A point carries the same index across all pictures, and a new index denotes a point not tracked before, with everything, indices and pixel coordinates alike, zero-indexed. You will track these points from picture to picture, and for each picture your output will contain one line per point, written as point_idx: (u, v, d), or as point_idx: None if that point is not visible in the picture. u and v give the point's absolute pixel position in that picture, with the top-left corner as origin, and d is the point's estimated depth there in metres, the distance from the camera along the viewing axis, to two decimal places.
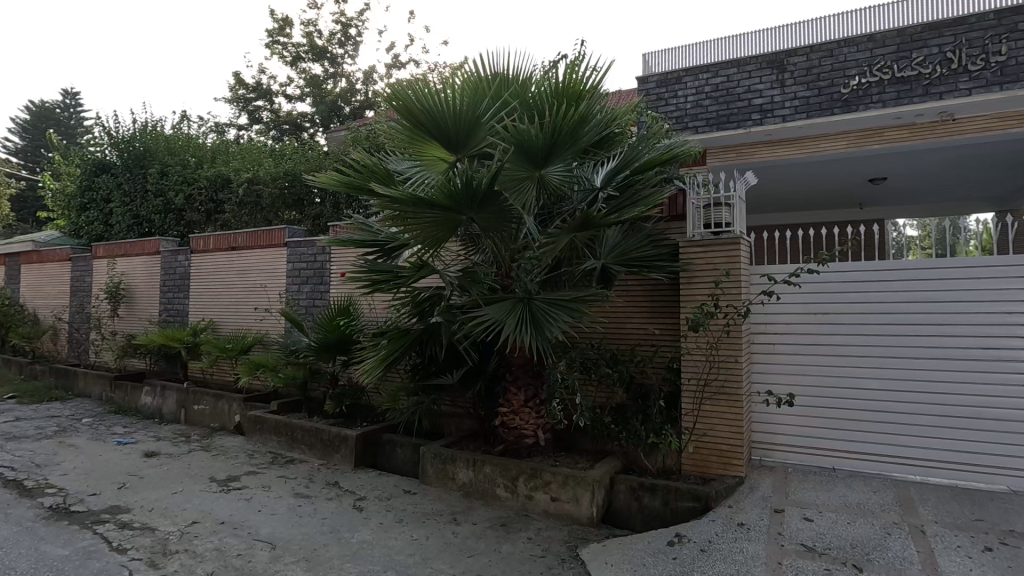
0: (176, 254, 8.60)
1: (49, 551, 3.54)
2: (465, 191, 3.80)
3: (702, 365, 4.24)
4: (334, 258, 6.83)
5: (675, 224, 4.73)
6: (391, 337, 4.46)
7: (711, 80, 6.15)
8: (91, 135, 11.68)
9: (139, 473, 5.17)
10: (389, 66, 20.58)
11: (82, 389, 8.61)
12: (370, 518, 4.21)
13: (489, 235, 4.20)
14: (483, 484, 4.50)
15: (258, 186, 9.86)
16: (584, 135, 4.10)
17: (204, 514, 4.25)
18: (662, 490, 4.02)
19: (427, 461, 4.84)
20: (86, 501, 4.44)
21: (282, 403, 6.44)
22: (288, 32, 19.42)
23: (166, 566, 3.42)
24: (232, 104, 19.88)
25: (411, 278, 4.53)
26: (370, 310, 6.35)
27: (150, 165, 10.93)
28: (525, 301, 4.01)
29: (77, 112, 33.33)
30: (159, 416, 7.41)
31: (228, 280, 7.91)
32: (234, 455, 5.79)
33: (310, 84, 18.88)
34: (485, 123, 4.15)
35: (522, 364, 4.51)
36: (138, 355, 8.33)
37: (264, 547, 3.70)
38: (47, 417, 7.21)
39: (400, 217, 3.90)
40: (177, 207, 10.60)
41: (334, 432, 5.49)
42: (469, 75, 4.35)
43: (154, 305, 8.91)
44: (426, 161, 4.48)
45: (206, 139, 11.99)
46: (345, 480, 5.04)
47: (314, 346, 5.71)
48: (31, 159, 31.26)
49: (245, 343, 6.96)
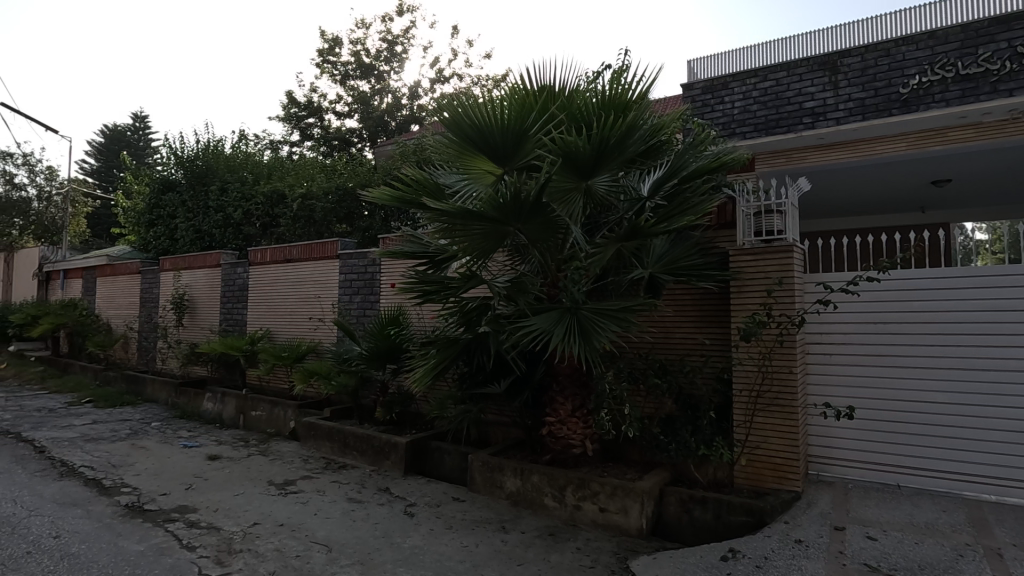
0: (236, 266, 9.05)
1: (126, 547, 3.79)
2: (512, 202, 3.87)
3: (755, 375, 4.15)
4: (384, 269, 7.03)
5: (724, 232, 4.66)
6: (441, 346, 4.55)
7: (759, 84, 6.05)
8: (159, 155, 12.46)
9: (203, 475, 5.45)
10: (433, 81, 21.16)
11: (150, 395, 9.13)
12: (420, 524, 4.30)
13: (537, 246, 4.24)
14: (531, 493, 4.52)
15: (311, 201, 10.29)
16: (631, 144, 4.10)
17: (263, 516, 4.44)
18: (713, 502, 3.94)
19: (475, 469, 4.91)
20: (156, 500, 4.72)
21: (335, 410, 6.65)
22: (337, 51, 20.23)
23: (231, 564, 3.60)
24: (285, 122, 20.81)
25: (460, 288, 4.63)
26: (419, 319, 6.51)
27: (212, 182, 11.57)
28: (573, 310, 4.02)
29: (145, 133, 35.56)
30: (220, 421, 7.78)
31: (284, 291, 8.25)
32: (290, 460, 6.02)
33: (358, 100, 19.60)
34: (532, 135, 4.20)
35: (569, 374, 4.53)
36: (201, 362, 8.78)
37: (321, 549, 3.83)
38: (119, 420, 7.69)
39: (450, 229, 4.01)
40: (236, 222, 11.12)
41: (384, 439, 5.64)
42: (516, 89, 4.42)
43: (215, 315, 9.37)
44: (474, 175, 4.56)
45: (263, 156, 12.60)
46: (395, 486, 5.16)
47: (365, 355, 5.89)
48: (106, 179, 33.51)
49: (299, 351, 7.25)
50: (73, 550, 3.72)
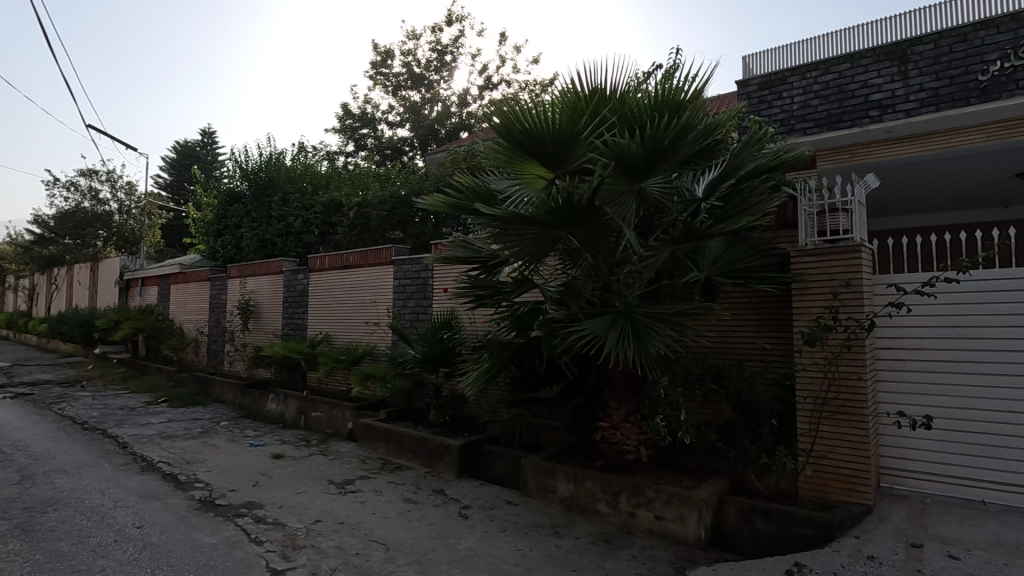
0: (296, 272, 9.45)
1: (200, 539, 4.02)
2: (564, 205, 3.87)
3: (820, 382, 3.96)
4: (437, 275, 7.17)
5: (785, 233, 4.50)
6: (493, 350, 4.58)
7: (821, 78, 5.82)
8: (226, 168, 13.18)
9: (269, 473, 5.71)
10: (481, 88, 21.49)
11: (218, 396, 9.65)
12: (474, 526, 4.35)
13: (589, 250, 4.22)
14: (584, 498, 4.49)
15: (366, 209, 10.64)
16: (686, 145, 4.03)
17: (324, 513, 4.60)
18: (776, 514, 3.79)
19: (528, 473, 4.91)
20: (226, 495, 4.98)
21: (390, 412, 6.82)
22: (389, 63, 20.87)
23: (296, 559, 3.74)
24: (340, 134, 21.62)
25: (512, 293, 4.66)
26: (471, 324, 6.59)
27: (274, 193, 12.14)
28: (626, 314, 3.98)
29: (213, 148, 37.72)
30: (283, 421, 8.13)
31: (341, 296, 8.54)
32: (348, 459, 6.22)
33: (409, 110, 20.15)
34: (584, 138, 4.20)
35: (623, 378, 4.47)
36: (265, 365, 9.20)
37: (379, 548, 3.94)
38: (191, 419, 8.16)
39: (502, 234, 4.04)
40: (296, 230, 11.61)
41: (438, 441, 5.73)
42: (567, 94, 4.43)
43: (277, 319, 9.81)
44: (525, 180, 4.59)
45: (320, 167, 13.12)
46: (449, 488, 5.24)
47: (419, 358, 6.01)
48: (178, 193, 35.75)
49: (356, 354, 7.49)
50: (154, 540, 3.98)
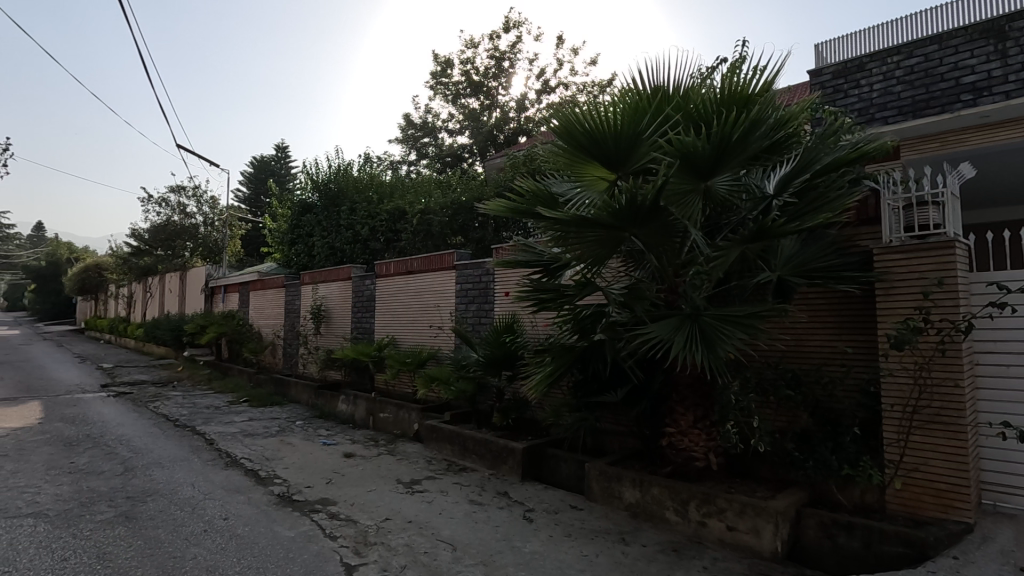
0: (364, 278, 9.82)
1: (280, 532, 4.25)
2: (627, 206, 3.81)
3: (910, 389, 3.68)
4: (498, 279, 7.24)
5: (865, 229, 4.23)
6: (557, 354, 4.57)
7: (905, 62, 5.47)
8: (298, 181, 13.91)
9: (341, 471, 5.95)
10: (539, 92, 21.58)
11: (294, 396, 10.18)
12: (539, 530, 4.35)
13: (654, 252, 4.13)
14: (651, 506, 4.39)
15: (429, 216, 10.92)
16: (756, 140, 3.87)
17: (393, 512, 4.74)
18: (862, 529, 3.56)
19: (593, 478, 4.86)
20: (303, 492, 5.24)
21: (454, 414, 6.95)
22: (448, 73, 21.34)
23: (368, 555, 3.88)
24: (403, 143, 22.32)
25: (575, 296, 4.65)
26: (533, 327, 6.61)
27: (342, 203, 12.69)
28: (693, 317, 3.87)
29: (286, 162, 39.92)
30: (353, 421, 8.45)
31: (406, 301, 8.80)
32: (415, 460, 6.39)
33: (468, 117, 20.51)
34: (647, 138, 4.12)
35: (690, 383, 4.34)
36: (336, 367, 9.61)
37: (447, 548, 4.02)
38: (270, 418, 8.65)
39: (564, 238, 4.03)
40: (363, 238, 12.08)
41: (501, 444, 5.78)
42: (628, 94, 4.37)
43: (347, 324, 10.23)
44: (587, 182, 4.56)
45: (385, 176, 13.60)
46: (513, 490, 5.27)
47: (482, 362, 6.09)
48: (256, 205, 38.06)
49: (421, 357, 7.68)
50: (239, 531, 4.24)
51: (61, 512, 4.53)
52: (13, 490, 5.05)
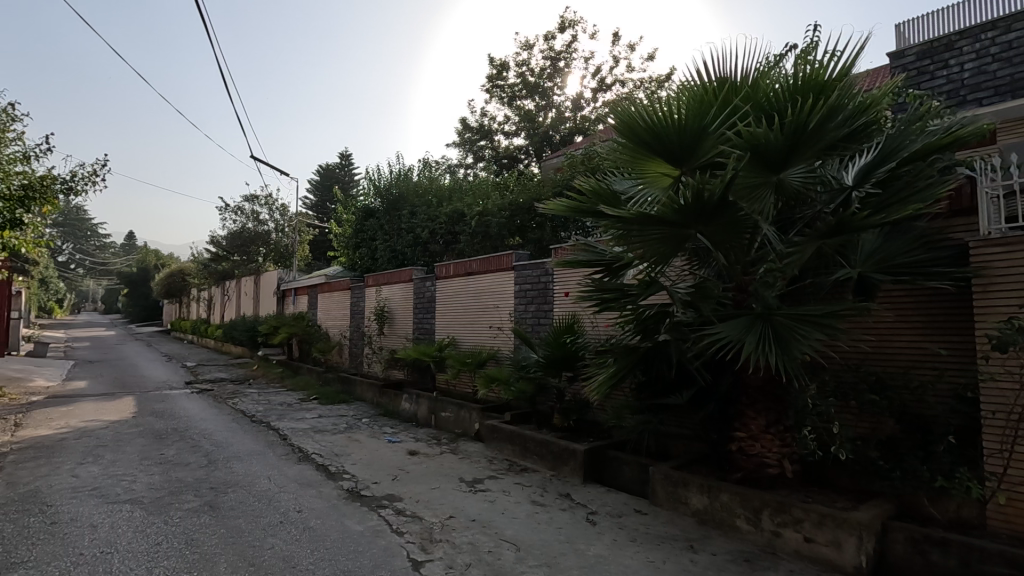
0: (425, 280, 10.02)
1: (350, 526, 4.40)
2: (693, 202, 3.68)
3: (1015, 395, 3.34)
4: (557, 279, 7.21)
5: (959, 220, 3.89)
6: (620, 355, 4.47)
7: (1002, 38, 5.23)
8: (361, 187, 14.40)
9: (405, 468, 6.10)
10: (595, 90, 21.41)
11: (359, 394, 10.54)
12: (603, 533, 4.28)
13: (722, 250, 3.97)
14: (720, 513, 4.23)
15: (487, 217, 11.04)
16: (833, 129, 3.66)
17: (457, 510, 4.81)
18: (958, 546, 3.28)
19: (657, 482, 4.73)
20: (370, 487, 5.40)
21: (515, 414, 6.98)
22: (504, 75, 21.52)
23: (433, 551, 3.95)
24: (460, 147, 22.69)
25: (639, 295, 4.55)
26: (594, 328, 6.53)
27: (404, 207, 13.05)
28: (765, 317, 3.69)
29: (350, 169, 41.56)
30: (415, 420, 8.65)
31: (466, 302, 8.91)
32: (477, 459, 6.45)
33: (524, 118, 20.58)
34: (713, 131, 3.98)
35: (761, 386, 4.16)
36: (399, 366, 9.88)
37: (510, 548, 4.02)
38: (338, 416, 8.99)
39: (626, 236, 3.94)
40: (423, 241, 12.38)
41: (563, 445, 5.74)
42: (694, 87, 4.25)
43: (408, 324, 10.49)
44: (649, 179, 4.44)
45: (443, 179, 13.87)
46: (575, 492, 5.21)
47: (542, 362, 6.07)
48: (322, 212, 39.79)
49: (481, 358, 7.75)
50: (312, 524, 4.42)
51: (154, 500, 4.89)
52: (113, 478, 5.50)
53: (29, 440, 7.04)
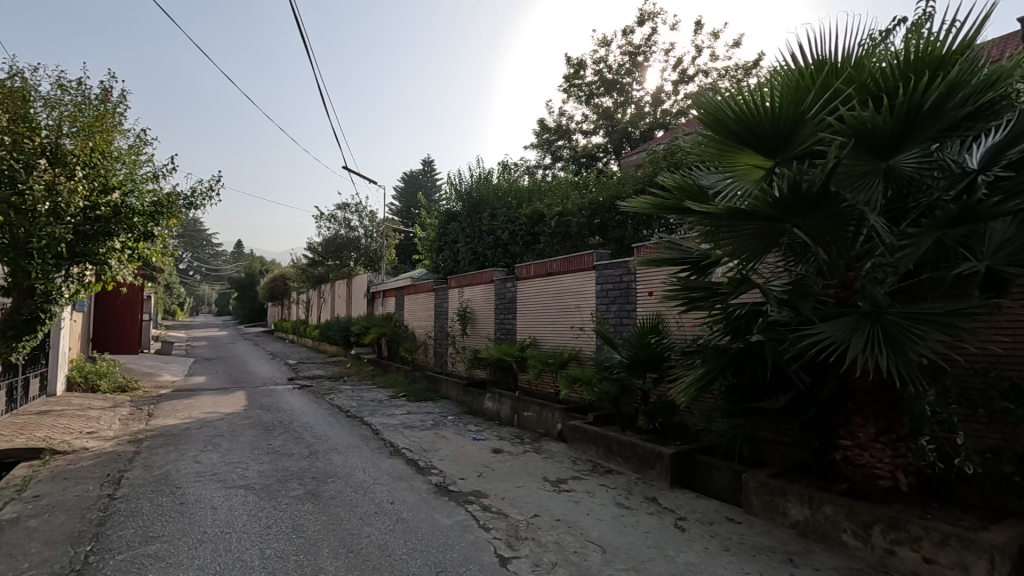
0: (506, 281, 10.16)
1: (439, 519, 4.55)
2: (789, 194, 3.46)
3: None
4: (640, 278, 7.05)
5: None
6: (709, 356, 4.30)
7: None
8: (443, 191, 14.85)
9: (490, 465, 6.22)
10: (677, 83, 20.77)
11: (445, 393, 10.88)
12: (693, 541, 4.13)
13: (824, 244, 3.71)
14: (824, 526, 3.95)
15: (567, 217, 11.02)
16: (952, 107, 3.31)
17: (542, 509, 4.84)
18: None
19: (752, 491, 4.50)
20: (457, 483, 5.56)
21: (598, 416, 6.90)
22: (581, 73, 21.38)
23: (520, 548, 4.00)
24: (538, 148, 22.81)
25: (730, 294, 4.34)
26: (679, 328, 6.32)
27: (484, 209, 13.30)
28: (874, 316, 3.40)
29: (432, 175, 43.04)
30: (499, 419, 8.79)
31: (547, 302, 8.94)
32: (560, 459, 6.45)
33: (603, 116, 20.35)
34: (811, 117, 3.72)
35: (869, 392, 3.85)
36: (482, 366, 10.09)
37: (596, 549, 3.99)
38: (425, 413, 9.33)
39: (714, 232, 3.77)
40: (504, 242, 12.58)
41: (648, 448, 5.60)
42: (790, 73, 4.02)
43: (490, 325, 10.67)
44: (739, 172, 4.23)
45: (522, 181, 14.00)
46: (663, 497, 5.07)
47: (626, 363, 5.96)
48: (407, 217, 41.52)
49: (563, 358, 7.75)
50: (405, 515, 4.62)
51: (264, 486, 5.33)
52: (230, 465, 6.05)
53: (160, 428, 7.91)
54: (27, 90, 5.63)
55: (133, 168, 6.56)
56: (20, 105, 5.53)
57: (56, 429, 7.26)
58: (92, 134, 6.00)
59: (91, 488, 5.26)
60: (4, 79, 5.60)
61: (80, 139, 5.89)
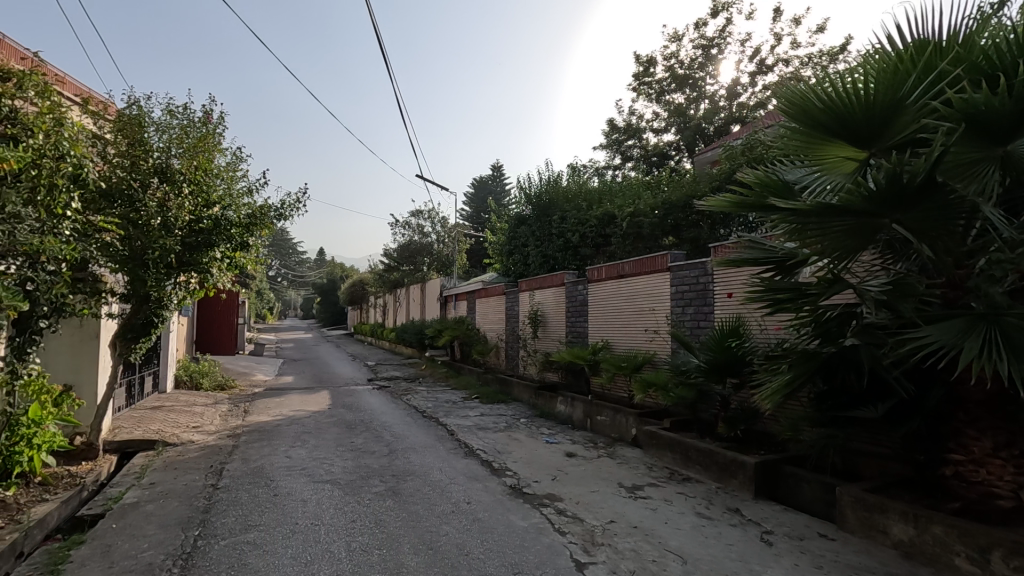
0: (577, 283, 10.09)
1: (514, 521, 4.59)
2: (888, 186, 3.21)
3: None
4: (718, 279, 6.77)
5: None
6: (796, 361, 4.06)
7: None
8: (513, 196, 14.98)
9: (564, 469, 6.20)
10: (754, 74, 19.83)
11: (517, 395, 10.96)
12: (781, 556, 3.91)
13: (929, 240, 3.40)
14: (932, 547, 3.62)
15: (639, 218, 10.78)
16: None
17: (618, 515, 4.76)
18: None
19: (846, 506, 4.19)
20: (532, 485, 5.59)
21: (675, 421, 6.70)
22: (651, 71, 20.89)
23: (596, 554, 3.95)
24: (607, 148, 22.52)
25: (819, 295, 4.08)
26: (762, 331, 6.02)
27: (554, 212, 13.28)
28: (990, 317, 3.09)
29: (501, 179, 43.58)
30: (571, 422, 8.74)
31: (620, 305, 8.78)
32: (635, 465, 6.32)
33: (675, 113, 19.81)
34: (911, 103, 3.44)
35: (985, 402, 3.49)
36: (554, 369, 10.08)
37: (676, 559, 3.88)
38: (499, 415, 9.44)
39: (801, 230, 3.56)
40: (574, 244, 12.50)
41: (730, 456, 5.37)
42: (885, 57, 3.74)
43: (561, 328, 10.64)
44: (828, 165, 3.98)
45: (592, 182, 13.87)
46: (746, 508, 4.84)
47: (704, 367, 5.75)
48: (478, 222, 42.31)
49: (637, 361, 7.58)
50: (481, 516, 4.70)
51: (348, 482, 5.60)
52: (317, 460, 6.41)
53: (255, 424, 8.51)
54: (142, 118, 6.28)
55: (231, 183, 7.07)
56: (136, 130, 6.21)
57: (167, 423, 7.99)
58: (195, 154, 6.55)
59: (197, 477, 5.75)
60: (123, 108, 6.28)
61: (185, 159, 6.44)
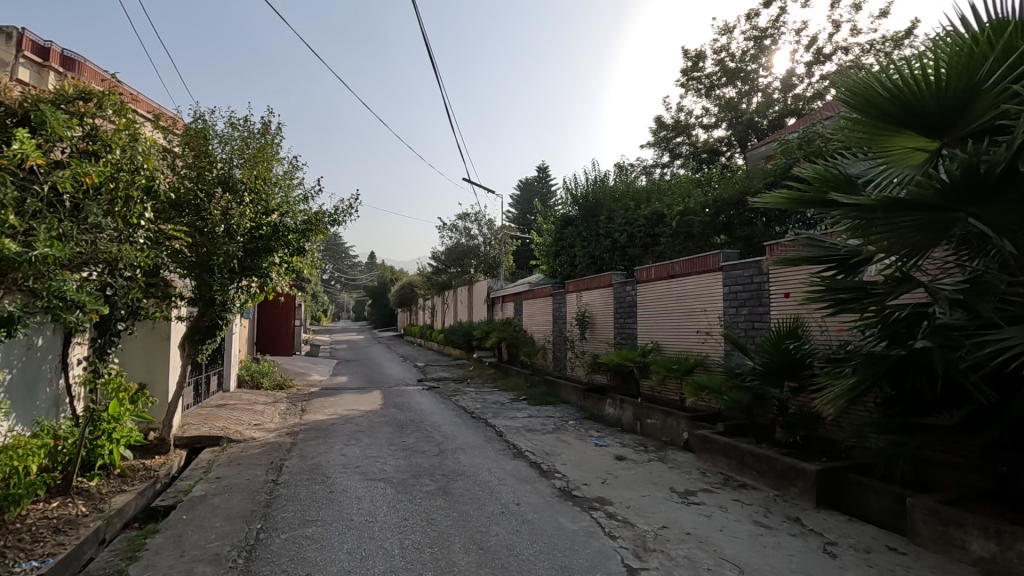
0: (626, 284, 9.94)
1: (564, 524, 4.57)
2: (963, 177, 3.00)
3: None
4: (774, 278, 6.52)
5: None
6: (861, 364, 3.86)
7: None
8: (559, 197, 14.93)
9: (614, 472, 6.12)
10: (810, 64, 19.02)
11: (564, 397, 10.91)
12: (846, 569, 3.72)
13: (1010, 235, 3.16)
14: (1017, 566, 3.35)
15: (689, 216, 10.53)
16: None
17: (670, 520, 4.66)
18: None
19: (919, 518, 3.95)
20: (581, 488, 5.55)
21: (729, 425, 6.49)
22: (700, 65, 20.37)
23: (648, 560, 3.88)
24: (655, 146, 22.12)
25: (886, 295, 3.87)
26: (822, 333, 5.75)
27: (600, 212, 13.15)
28: None
29: (547, 180, 43.54)
30: (621, 425, 8.62)
31: (670, 306, 8.60)
32: (688, 470, 6.16)
33: (726, 108, 19.25)
34: (988, 88, 3.20)
35: None
36: (602, 371, 9.98)
37: (732, 568, 3.76)
38: (547, 416, 9.43)
39: (866, 226, 3.39)
40: (622, 245, 12.33)
41: (789, 463, 5.15)
42: (958, 40, 3.50)
43: (610, 329, 10.52)
44: (895, 157, 3.77)
45: (640, 181, 13.65)
46: (807, 517, 4.63)
47: (760, 370, 5.54)
48: (524, 224, 42.43)
49: (688, 364, 7.40)
50: (530, 517, 4.70)
51: (400, 480, 5.72)
52: (370, 459, 6.58)
53: (311, 423, 8.83)
54: (206, 131, 6.68)
55: (288, 191, 7.38)
56: (201, 143, 6.61)
57: (231, 420, 8.40)
58: (256, 164, 6.88)
59: (259, 473, 6.02)
60: (191, 122, 6.69)
61: (246, 169, 6.78)
